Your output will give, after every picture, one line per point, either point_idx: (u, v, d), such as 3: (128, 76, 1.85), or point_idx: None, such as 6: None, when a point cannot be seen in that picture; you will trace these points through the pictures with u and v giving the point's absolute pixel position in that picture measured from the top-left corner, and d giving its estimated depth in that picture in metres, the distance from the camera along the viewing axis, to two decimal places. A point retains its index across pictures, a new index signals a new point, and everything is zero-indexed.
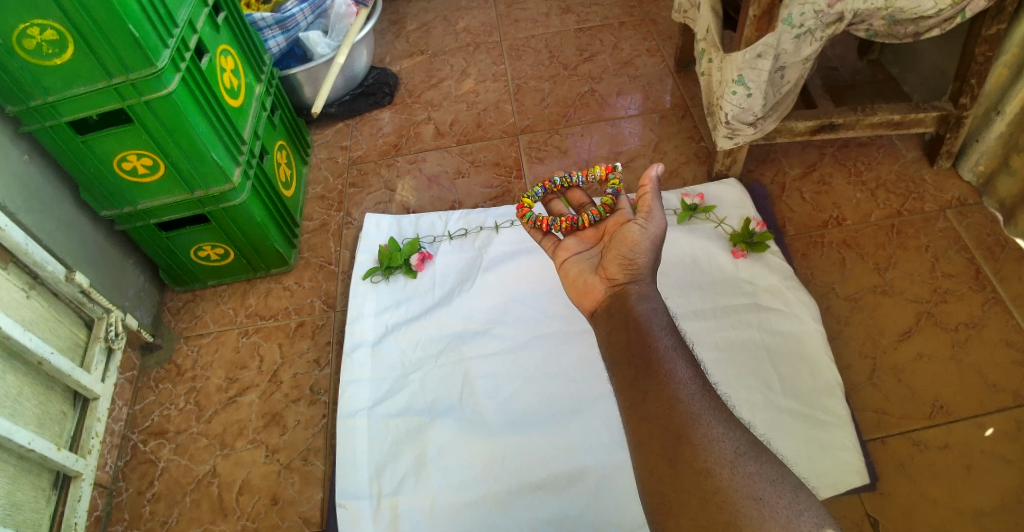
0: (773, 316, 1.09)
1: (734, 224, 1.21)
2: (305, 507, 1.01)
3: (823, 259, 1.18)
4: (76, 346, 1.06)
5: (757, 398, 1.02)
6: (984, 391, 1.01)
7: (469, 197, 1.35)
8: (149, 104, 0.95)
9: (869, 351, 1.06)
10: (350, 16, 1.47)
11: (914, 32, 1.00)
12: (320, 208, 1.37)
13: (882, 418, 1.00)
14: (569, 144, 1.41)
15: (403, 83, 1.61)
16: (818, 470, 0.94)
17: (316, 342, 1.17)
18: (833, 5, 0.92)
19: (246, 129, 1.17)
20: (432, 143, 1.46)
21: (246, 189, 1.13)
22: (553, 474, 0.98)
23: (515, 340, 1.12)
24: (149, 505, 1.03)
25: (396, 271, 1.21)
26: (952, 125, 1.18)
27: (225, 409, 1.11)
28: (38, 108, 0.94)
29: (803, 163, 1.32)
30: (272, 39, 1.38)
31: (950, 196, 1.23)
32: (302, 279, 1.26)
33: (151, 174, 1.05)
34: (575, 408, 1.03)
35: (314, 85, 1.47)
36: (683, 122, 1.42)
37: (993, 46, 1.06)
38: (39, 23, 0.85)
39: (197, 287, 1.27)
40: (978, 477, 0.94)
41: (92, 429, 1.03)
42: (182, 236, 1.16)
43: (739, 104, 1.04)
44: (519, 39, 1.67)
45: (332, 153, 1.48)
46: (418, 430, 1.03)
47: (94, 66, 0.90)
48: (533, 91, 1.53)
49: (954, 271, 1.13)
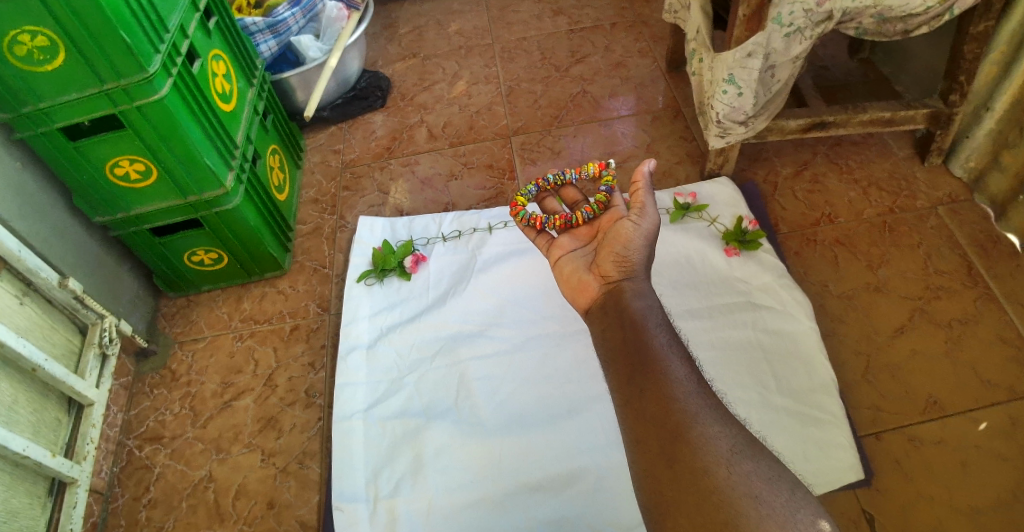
0: (768, 314, 1.10)
1: (727, 223, 1.22)
2: (302, 511, 1.01)
3: (816, 257, 1.18)
4: (70, 352, 1.06)
5: (753, 396, 1.02)
6: (978, 386, 1.01)
7: (463, 198, 1.35)
8: (141, 110, 0.95)
9: (863, 349, 1.07)
10: (341, 20, 1.47)
11: (903, 30, 1.00)
12: (314, 211, 1.38)
13: (877, 415, 1.01)
14: (562, 145, 1.42)
15: (396, 86, 1.62)
16: (814, 468, 0.95)
17: (311, 346, 1.17)
18: (823, 4, 0.93)
19: (239, 134, 1.18)
20: (425, 146, 1.47)
21: (239, 193, 1.13)
22: (551, 476, 0.98)
23: (510, 341, 1.12)
24: (145, 510, 1.03)
25: (391, 273, 1.21)
26: (943, 122, 1.19)
27: (220, 414, 1.11)
28: (30, 115, 0.93)
29: (795, 162, 1.33)
30: (263, 44, 1.39)
31: (942, 193, 1.23)
32: (297, 283, 1.26)
33: (144, 180, 1.05)
34: (571, 408, 1.04)
35: (306, 89, 1.47)
36: (675, 122, 1.42)
37: (982, 43, 1.07)
38: (31, 30, 0.85)
39: (191, 293, 1.27)
40: (974, 473, 0.94)
41: (87, 435, 1.03)
42: (176, 241, 1.16)
43: (730, 104, 1.05)
44: (512, 41, 1.68)
45: (325, 157, 1.48)
46: (414, 432, 1.03)
47: (86, 72, 0.90)
48: (526, 93, 1.54)
49: (946, 268, 1.14)
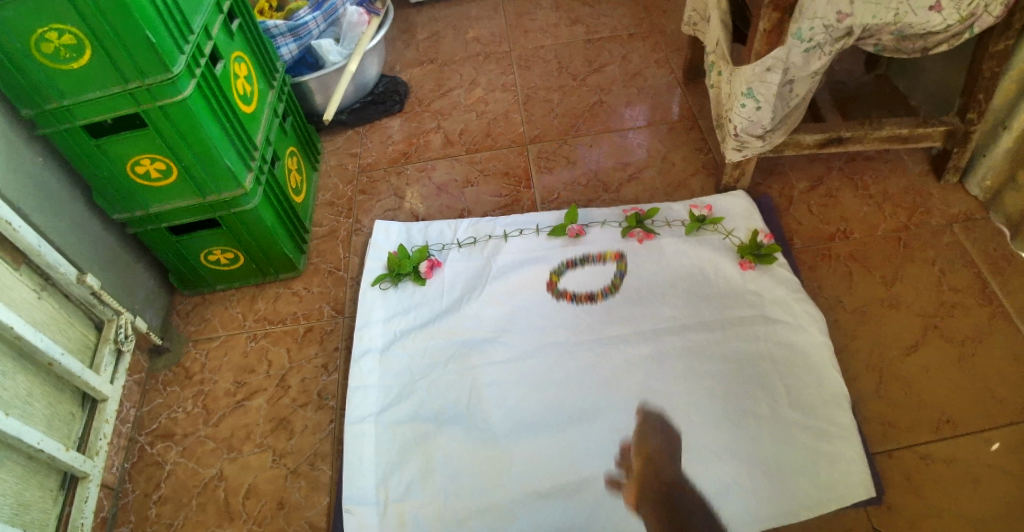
0: (781, 327, 1.09)
1: (742, 235, 1.22)
2: (311, 512, 1.01)
3: (830, 272, 1.18)
4: (86, 347, 1.06)
5: (764, 409, 1.01)
6: (990, 404, 1.01)
7: (477, 204, 1.36)
8: (164, 109, 0.96)
9: (875, 364, 1.07)
10: (361, 25, 1.48)
11: (922, 47, 1.01)
12: (330, 214, 1.38)
13: (888, 430, 1.00)
14: (578, 155, 1.42)
15: (413, 91, 1.63)
16: (824, 483, 0.94)
17: (324, 347, 1.17)
18: (843, 19, 0.93)
19: (259, 134, 1.19)
20: (441, 152, 1.48)
21: (257, 194, 1.14)
22: (559, 483, 0.98)
23: (521, 348, 1.12)
24: (155, 507, 1.04)
25: (405, 277, 1.21)
26: (959, 139, 1.19)
27: (232, 413, 1.12)
28: (54, 111, 0.95)
29: (810, 177, 1.33)
30: (284, 47, 1.39)
31: (956, 210, 1.23)
32: (311, 284, 1.26)
33: (162, 178, 1.05)
34: (581, 416, 1.03)
35: (324, 93, 1.49)
36: (691, 134, 1.43)
37: (1000, 61, 1.07)
38: (58, 28, 0.86)
39: (206, 292, 1.27)
40: (987, 492, 0.93)
41: (100, 430, 1.03)
42: (194, 240, 1.17)
43: (748, 117, 1.05)
44: (529, 49, 1.68)
45: (342, 160, 1.49)
46: (424, 436, 1.04)
47: (110, 71, 0.91)
48: (542, 102, 1.54)
49: (960, 285, 1.14)
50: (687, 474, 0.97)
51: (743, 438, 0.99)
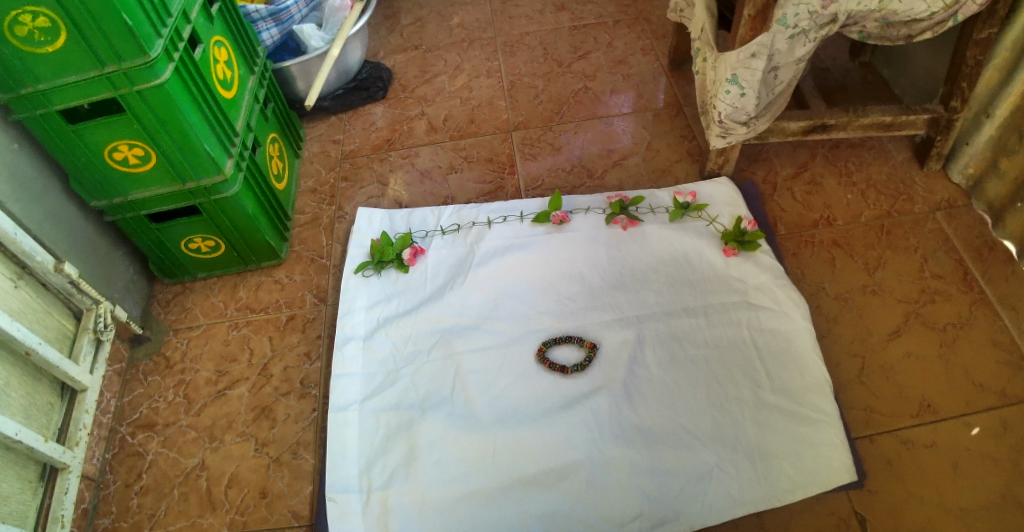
0: (764, 314, 1.09)
1: (726, 222, 1.21)
2: (295, 501, 1.00)
3: (813, 259, 1.19)
4: (64, 337, 1.05)
5: (747, 395, 1.02)
6: (972, 390, 1.02)
7: (461, 192, 1.35)
8: (141, 94, 0.95)
9: (858, 350, 1.07)
10: (344, 10, 1.46)
11: (907, 34, 1.00)
12: (312, 201, 1.37)
13: (870, 416, 1.01)
14: (563, 141, 1.41)
15: (396, 78, 1.61)
16: (806, 469, 0.95)
17: (306, 336, 1.17)
18: (827, 6, 0.93)
19: (240, 120, 1.17)
20: (424, 139, 1.46)
21: (237, 181, 1.12)
22: (543, 470, 0.98)
23: (506, 335, 1.11)
24: (137, 497, 1.03)
25: (388, 265, 1.20)
26: (942, 127, 1.20)
27: (214, 402, 1.11)
28: (28, 96, 0.92)
29: (793, 164, 1.33)
30: (266, 31, 1.37)
31: (939, 198, 1.24)
32: (293, 272, 1.25)
33: (141, 164, 1.04)
34: (565, 403, 1.04)
35: (307, 79, 1.46)
36: (676, 121, 1.42)
37: (983, 49, 1.07)
38: (32, 10, 0.84)
39: (187, 280, 1.26)
40: (967, 476, 0.95)
41: (80, 421, 1.02)
42: (173, 228, 1.15)
43: (732, 104, 1.05)
44: (514, 35, 1.67)
45: (324, 146, 1.48)
46: (408, 424, 1.03)
47: (86, 55, 0.89)
48: (527, 88, 1.53)
49: (942, 272, 1.15)
50: (670, 460, 0.97)
51: (727, 424, 1.00)
